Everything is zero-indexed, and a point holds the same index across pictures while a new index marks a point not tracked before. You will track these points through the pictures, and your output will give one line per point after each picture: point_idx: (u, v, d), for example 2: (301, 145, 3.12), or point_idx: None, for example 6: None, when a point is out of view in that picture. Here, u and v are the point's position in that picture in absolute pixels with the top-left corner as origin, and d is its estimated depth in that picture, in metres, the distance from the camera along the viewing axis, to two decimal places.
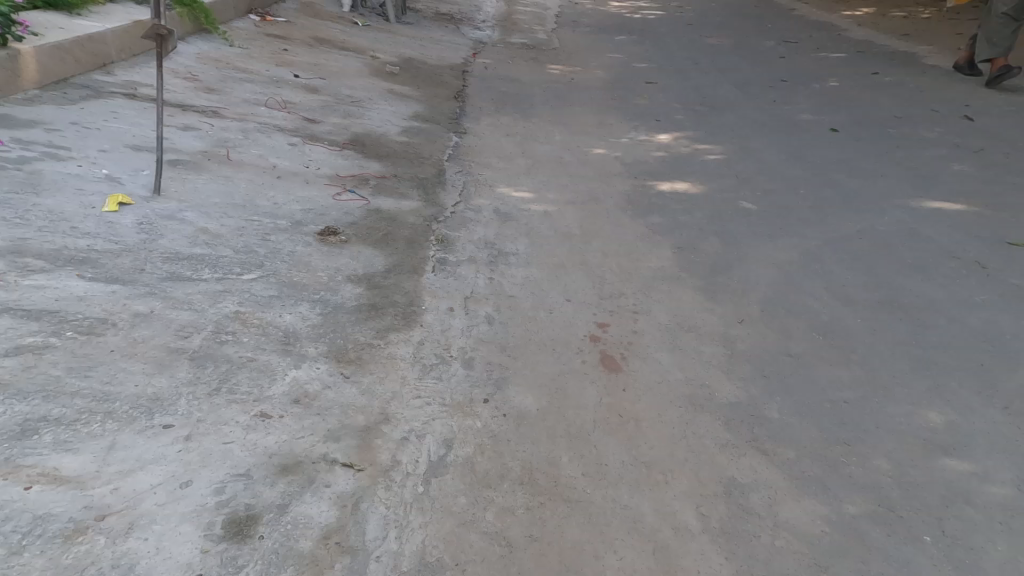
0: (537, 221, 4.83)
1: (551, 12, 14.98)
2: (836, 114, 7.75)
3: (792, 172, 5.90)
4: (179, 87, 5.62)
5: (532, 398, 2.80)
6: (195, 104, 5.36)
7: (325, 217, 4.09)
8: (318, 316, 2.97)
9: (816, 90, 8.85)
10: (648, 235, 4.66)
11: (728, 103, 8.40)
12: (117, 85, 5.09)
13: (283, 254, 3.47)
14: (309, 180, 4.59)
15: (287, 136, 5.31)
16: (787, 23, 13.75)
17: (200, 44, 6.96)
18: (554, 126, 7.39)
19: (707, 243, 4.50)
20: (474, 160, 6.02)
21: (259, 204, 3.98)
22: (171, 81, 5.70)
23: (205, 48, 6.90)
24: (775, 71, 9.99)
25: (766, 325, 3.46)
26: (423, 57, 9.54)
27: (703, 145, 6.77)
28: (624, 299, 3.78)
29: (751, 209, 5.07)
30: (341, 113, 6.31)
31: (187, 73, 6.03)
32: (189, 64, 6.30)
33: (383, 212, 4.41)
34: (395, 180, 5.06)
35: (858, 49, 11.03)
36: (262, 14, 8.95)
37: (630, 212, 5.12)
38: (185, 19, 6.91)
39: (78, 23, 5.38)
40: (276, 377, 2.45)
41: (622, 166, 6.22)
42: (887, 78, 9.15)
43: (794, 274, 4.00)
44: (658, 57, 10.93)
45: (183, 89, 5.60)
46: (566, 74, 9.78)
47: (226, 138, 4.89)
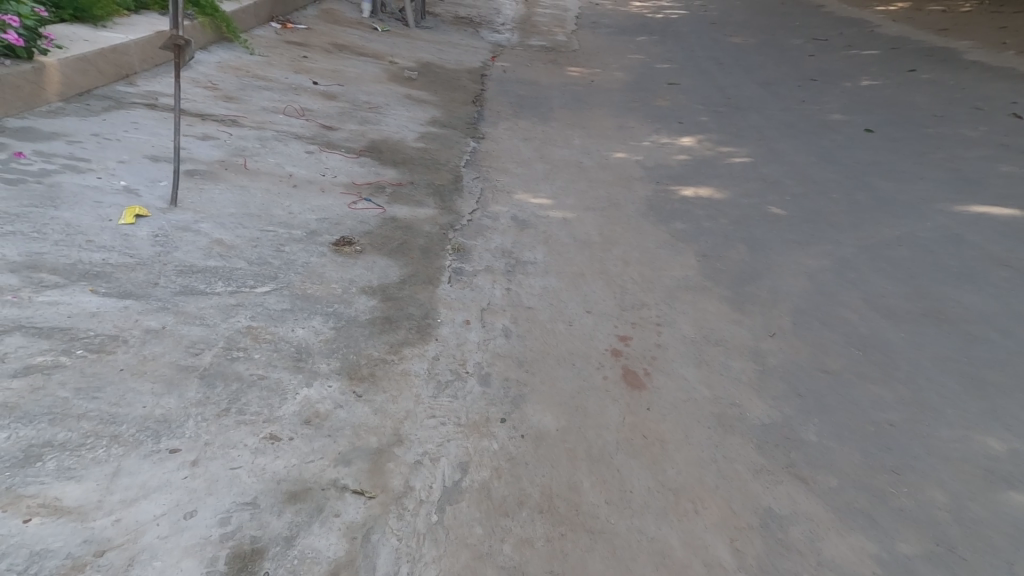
0: (555, 228, 4.71)
1: (570, 14, 14.84)
2: (869, 113, 7.45)
3: (823, 175, 5.67)
4: (200, 96, 5.65)
5: (551, 417, 2.68)
6: (214, 112, 5.38)
7: (341, 226, 4.05)
8: (331, 331, 2.92)
9: (847, 89, 8.54)
10: (671, 242, 4.51)
11: (753, 104, 8.15)
12: (139, 96, 5.14)
13: (297, 265, 3.43)
14: (325, 189, 4.54)
15: (304, 144, 5.29)
16: (815, 19, 13.37)
17: (221, 52, 7.02)
18: (573, 130, 7.26)
19: (733, 251, 4.33)
20: (491, 166, 5.94)
21: (275, 213, 3.95)
22: (192, 90, 5.74)
23: (226, 57, 6.96)
24: (802, 70, 9.69)
25: (799, 338, 3.26)
26: (441, 61, 9.52)
27: (727, 148, 6.56)
28: (646, 310, 3.63)
29: (780, 215, 4.87)
30: (358, 119, 6.30)
31: (207, 82, 6.08)
32: (209, 73, 6.35)
33: (399, 220, 4.35)
34: (412, 187, 5.00)
35: (893, 45, 10.63)
36: (283, 22, 9.03)
37: (651, 218, 4.97)
38: (207, 29, 6.97)
39: (102, 35, 5.46)
40: (287, 395, 2.38)
41: (642, 170, 6.06)
42: (923, 76, 8.78)
43: (829, 283, 3.79)
44: (680, 58, 10.70)
45: (203, 98, 5.63)
46: (586, 77, 9.64)
47: (243, 146, 4.88)
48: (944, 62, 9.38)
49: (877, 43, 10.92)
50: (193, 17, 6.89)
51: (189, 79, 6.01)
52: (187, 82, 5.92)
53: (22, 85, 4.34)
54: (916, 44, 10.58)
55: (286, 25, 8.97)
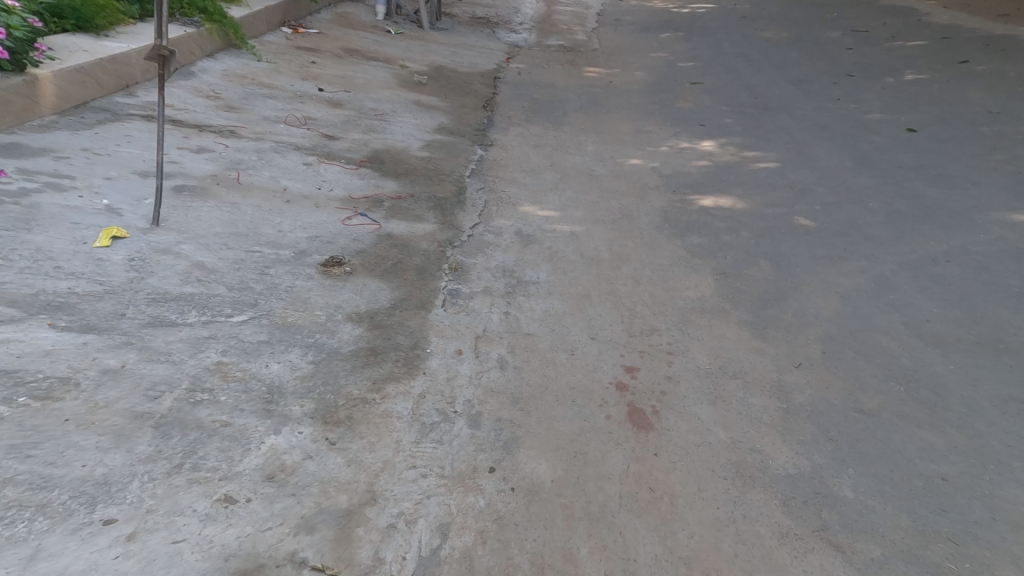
0: (561, 245, 4.46)
1: (592, 11, 14.46)
2: (913, 112, 6.99)
3: (859, 182, 5.27)
4: (201, 107, 5.50)
5: (547, 465, 2.39)
6: (213, 123, 5.21)
7: (334, 245, 3.84)
8: (309, 365, 2.70)
9: (886, 86, 8.06)
10: (686, 259, 4.21)
11: (783, 104, 7.73)
12: (136, 107, 5.00)
13: (280, 290, 3.21)
14: (320, 203, 4.31)
15: (303, 155, 5.08)
16: (851, 10, 12.79)
17: (228, 60, 6.89)
18: (588, 135, 6.96)
19: (754, 268, 3.99)
20: (499, 175, 5.70)
21: (264, 231, 3.72)
22: (194, 100, 5.61)
23: (233, 65, 6.83)
24: (839, 66, 9.19)
25: (831, 369, 2.90)
26: (454, 64, 9.29)
27: (752, 153, 6.19)
28: (656, 336, 3.32)
29: (809, 227, 4.50)
30: (363, 127, 6.10)
31: (210, 91, 5.95)
32: (214, 82, 6.22)
33: (395, 238, 4.13)
34: (412, 200, 4.77)
35: (944, 36, 10.06)
36: (294, 27, 8.92)
37: (667, 232, 4.67)
38: (215, 36, 6.85)
39: (104, 44, 5.35)
40: (250, 446, 2.19)
41: (659, 179, 5.73)
42: (978, 70, 8.27)
43: (863, 306, 3.42)
44: (703, 56, 10.28)
45: (203, 108, 5.48)
46: (604, 78, 9.30)
47: (239, 158, 4.65)
48: (1005, 53, 8.86)
49: (927, 33, 10.38)
50: (200, 24, 6.78)
51: (192, 89, 5.88)
52: (189, 91, 5.78)
53: (14, 98, 4.24)
54: (971, 33, 10.02)
55: (297, 30, 8.85)
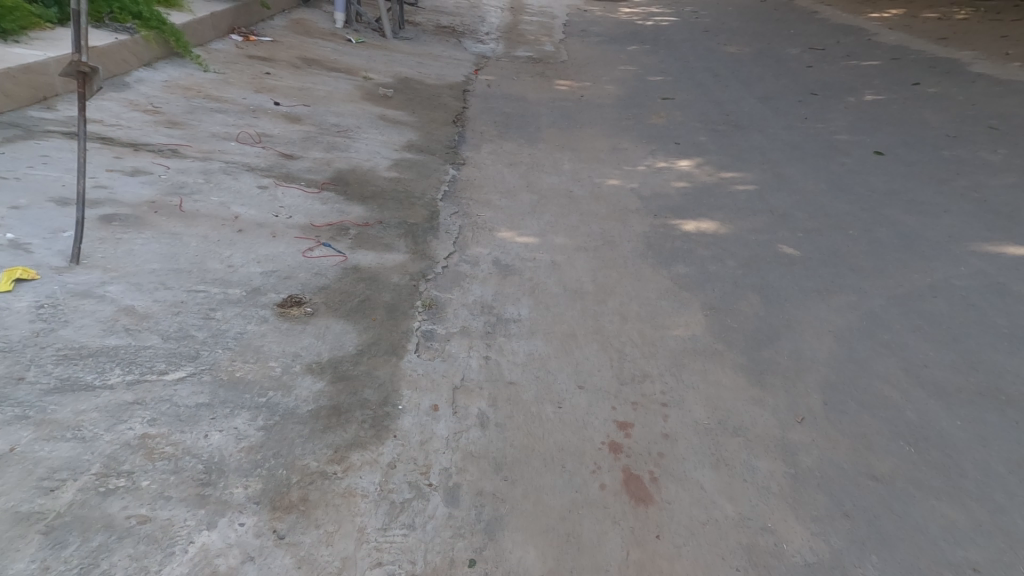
0: (542, 275, 4.19)
1: (559, 22, 14.40)
2: (878, 133, 7.06)
3: (837, 206, 5.20)
4: (136, 122, 5.03)
5: (536, 554, 2.10)
6: (151, 141, 4.74)
7: (292, 280, 3.46)
8: (258, 433, 2.29)
9: (851, 105, 8.18)
10: (673, 292, 4.00)
11: (754, 122, 7.70)
12: (54, 122, 4.51)
13: (228, 337, 2.78)
14: (276, 233, 3.94)
15: (256, 177, 4.69)
16: (810, 26, 13.14)
17: (169, 70, 6.41)
18: (563, 152, 6.74)
19: (743, 302, 3.80)
20: (472, 196, 5.41)
21: (210, 267, 3.31)
22: (129, 115, 5.13)
23: (175, 74, 6.35)
24: (802, 83, 9.31)
25: (836, 427, 2.68)
26: (421, 76, 8.99)
27: (729, 173, 6.07)
28: (648, 385, 3.09)
29: (794, 256, 4.36)
30: (324, 144, 5.72)
31: (148, 105, 5.47)
32: (152, 94, 5.74)
33: (363, 271, 3.79)
34: (380, 227, 4.44)
35: (895, 55, 10.39)
36: (246, 34, 8.46)
37: (651, 260, 4.46)
38: (153, 43, 6.37)
39: (14, 52, 4.86)
40: (171, 551, 1.83)
41: (638, 201, 5.54)
42: (930, 91, 8.51)
43: (859, 347, 3.25)
44: (672, 70, 10.26)
45: (139, 124, 5.01)
46: (576, 91, 9.15)
47: (183, 182, 4.22)
48: (951, 75, 9.19)
49: (879, 53, 10.70)
50: (136, 31, 6.30)
51: (125, 101, 5.39)
52: (120, 104, 5.30)
53: None
54: (918, 54, 10.39)
55: (249, 37, 8.40)
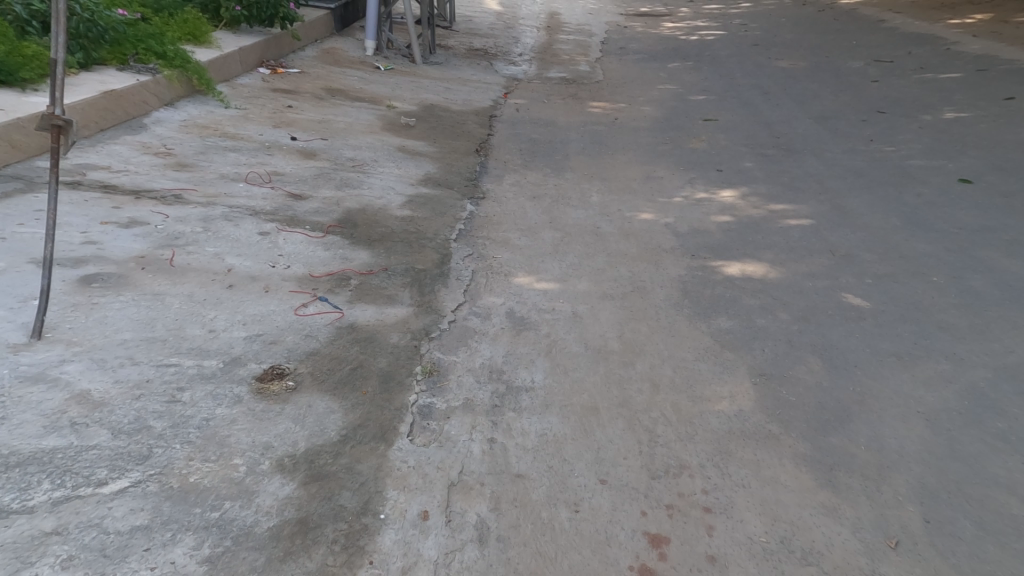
0: (561, 331, 3.72)
1: (595, 40, 14.01)
2: (962, 158, 6.38)
3: (914, 246, 4.70)
4: (144, 166, 4.90)
5: None
6: (155, 187, 4.57)
7: (277, 346, 3.13)
8: (199, 567, 2.01)
9: (927, 123, 7.44)
10: (714, 353, 3.49)
11: (808, 144, 7.05)
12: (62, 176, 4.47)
13: (191, 427, 2.51)
14: (270, 286, 3.65)
15: (259, 221, 4.42)
16: (877, 36, 12.32)
17: (189, 108, 6.35)
18: (592, 182, 6.29)
19: (799, 369, 3.28)
20: (492, 235, 5.01)
21: (188, 333, 3.04)
22: (139, 159, 5.03)
23: (195, 112, 6.29)
24: (865, 99, 8.57)
25: (950, 564, 2.16)
26: (447, 102, 8.76)
27: (780, 206, 5.55)
28: (687, 479, 2.53)
29: (864, 308, 3.88)
30: (337, 181, 5.47)
31: (160, 146, 5.36)
32: (167, 135, 5.65)
33: (359, 330, 3.45)
34: (384, 275, 4.10)
35: (980, 67, 9.53)
36: (273, 65, 8.47)
37: (688, 311, 3.96)
38: (175, 82, 6.35)
39: (28, 101, 4.87)
40: None
41: (674, 238, 5.02)
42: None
43: (964, 439, 2.70)
44: (714, 88, 9.68)
45: (147, 168, 4.88)
46: (609, 113, 8.71)
47: (179, 232, 3.99)
48: None
49: (958, 64, 9.84)
50: (158, 70, 6.28)
51: (137, 144, 5.30)
52: (132, 147, 5.21)
53: None
54: (1008, 65, 9.51)
55: (277, 69, 8.41)
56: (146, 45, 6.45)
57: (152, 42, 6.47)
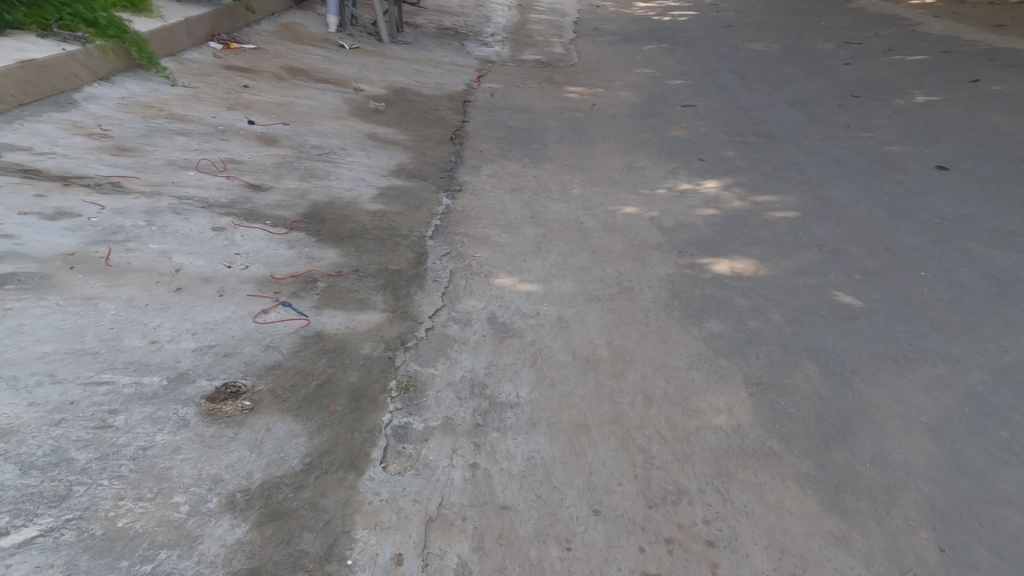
0: (547, 338, 3.48)
1: (568, 20, 13.62)
2: (936, 143, 6.33)
3: (900, 238, 4.59)
4: (75, 149, 4.40)
5: None
6: (87, 173, 4.10)
7: (233, 358, 2.79)
8: None
9: (900, 108, 7.39)
10: (708, 359, 3.31)
11: (788, 132, 6.91)
12: None
13: (122, 459, 2.19)
14: (225, 289, 3.28)
15: (213, 215, 4.01)
16: (845, 17, 12.31)
17: (128, 84, 5.80)
18: (573, 173, 6.02)
19: (796, 376, 3.12)
20: (470, 231, 4.71)
21: (125, 344, 2.67)
22: (70, 140, 4.52)
23: (135, 89, 5.76)
24: (840, 84, 8.50)
25: None
26: (418, 86, 8.33)
27: (764, 197, 5.39)
28: (686, 506, 2.36)
29: (857, 307, 3.74)
30: (300, 171, 5.06)
31: (94, 127, 4.85)
32: (103, 114, 5.12)
33: (328, 340, 3.13)
34: (355, 277, 3.77)
35: (945, 49, 9.56)
36: (226, 40, 7.87)
37: (678, 314, 3.77)
38: (110, 54, 5.76)
39: None
40: None
41: (660, 234, 4.82)
42: (991, 90, 7.72)
43: (969, 452, 2.59)
44: (692, 72, 9.48)
45: (79, 151, 4.38)
46: (587, 99, 8.43)
47: (117, 225, 3.57)
48: (1012, 69, 8.40)
49: (924, 46, 9.86)
50: (89, 40, 5.68)
51: (66, 124, 4.77)
52: (60, 128, 4.68)
53: None
54: (970, 46, 9.57)
55: (229, 45, 7.81)
56: (72, 10, 5.70)
57: (78, 6, 5.73)
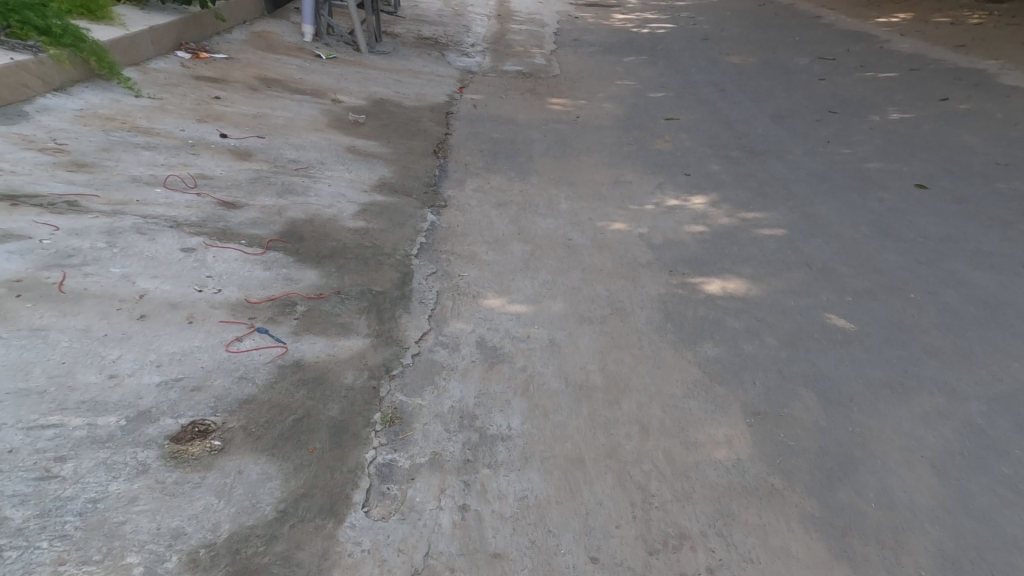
0: (538, 363, 3.35)
1: (549, 31, 13.65)
2: (913, 160, 6.41)
3: (887, 257, 4.57)
4: (28, 166, 4.17)
5: None
6: (42, 191, 3.87)
7: (202, 392, 2.58)
8: None
9: (877, 124, 7.49)
10: (705, 386, 3.22)
11: (771, 147, 6.94)
12: None
13: (67, 515, 1.97)
14: (194, 315, 3.08)
15: (182, 235, 3.81)
16: (818, 32, 12.57)
17: (86, 95, 5.63)
18: (559, 187, 5.93)
19: (794, 405, 3.04)
20: (455, 248, 4.57)
21: (78, 380, 2.45)
22: (20, 155, 4.30)
23: (94, 101, 5.58)
24: (817, 98, 8.61)
25: None
26: (399, 96, 8.19)
27: (752, 213, 5.36)
28: (688, 552, 2.29)
29: (850, 329, 3.69)
30: (277, 186, 4.87)
31: (48, 141, 4.64)
32: (57, 127, 4.92)
33: (308, 369, 2.94)
34: (336, 299, 3.59)
35: (913, 66, 9.78)
36: (195, 49, 7.67)
37: (672, 336, 3.67)
38: (65, 63, 5.59)
39: None
40: None
41: (648, 251, 4.74)
42: (961, 108, 7.88)
43: (971, 489, 2.55)
44: (673, 85, 9.53)
45: (30, 167, 4.16)
46: (570, 111, 8.39)
47: (73, 248, 3.35)
48: (980, 87, 8.61)
49: (893, 62, 10.09)
50: (42, 49, 5.49)
51: (14, 137, 4.55)
52: (9, 142, 4.45)
53: None
54: (937, 64, 9.82)
55: (199, 54, 7.61)
56: (22, 17, 5.49)
57: (28, 13, 5.54)
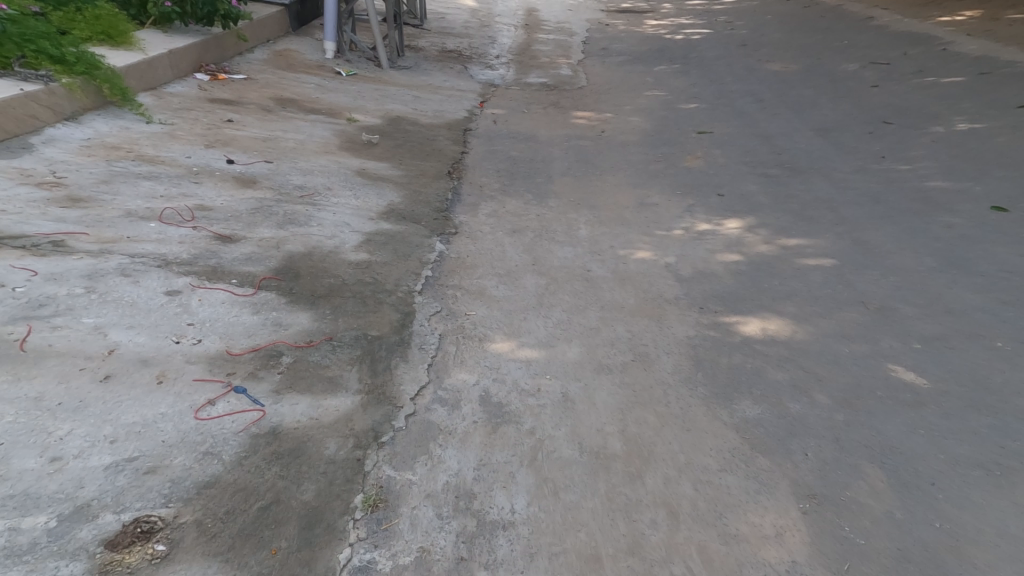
0: (548, 425, 2.91)
1: (575, 41, 13.29)
2: (983, 179, 5.74)
3: (960, 296, 3.98)
4: (22, 203, 4.02)
5: None
6: (29, 230, 3.69)
7: (155, 478, 2.26)
8: None
9: (939, 136, 6.81)
10: (747, 459, 2.73)
11: (813, 163, 6.36)
12: None
13: None
14: (165, 373, 2.78)
15: (169, 275, 3.56)
16: (868, 36, 11.79)
17: (96, 123, 5.55)
18: (579, 211, 5.51)
19: (858, 489, 2.57)
20: (464, 282, 4.19)
21: (11, 469, 2.17)
22: (14, 191, 4.15)
23: (104, 129, 5.49)
24: (868, 108, 7.95)
25: None
26: (417, 114, 7.94)
27: (794, 240, 4.82)
28: None
29: (921, 387, 3.15)
30: (278, 216, 4.61)
31: (48, 174, 4.50)
32: (60, 158, 4.79)
33: (285, 438, 2.59)
34: (327, 347, 3.24)
35: (982, 70, 8.95)
36: (214, 70, 7.60)
37: (702, 392, 3.17)
38: (77, 92, 5.51)
39: None
40: None
41: (677, 285, 4.26)
42: None
43: None
44: (706, 96, 9.01)
45: (23, 204, 4.00)
46: (594, 125, 7.98)
47: (48, 296, 3.13)
48: None
49: (958, 66, 9.28)
50: (54, 78, 5.43)
51: (13, 171, 4.42)
52: (7, 177, 4.33)
53: None
54: (1009, 67, 8.95)
55: (218, 76, 7.54)
56: (37, 46, 5.45)
57: (44, 42, 5.51)
